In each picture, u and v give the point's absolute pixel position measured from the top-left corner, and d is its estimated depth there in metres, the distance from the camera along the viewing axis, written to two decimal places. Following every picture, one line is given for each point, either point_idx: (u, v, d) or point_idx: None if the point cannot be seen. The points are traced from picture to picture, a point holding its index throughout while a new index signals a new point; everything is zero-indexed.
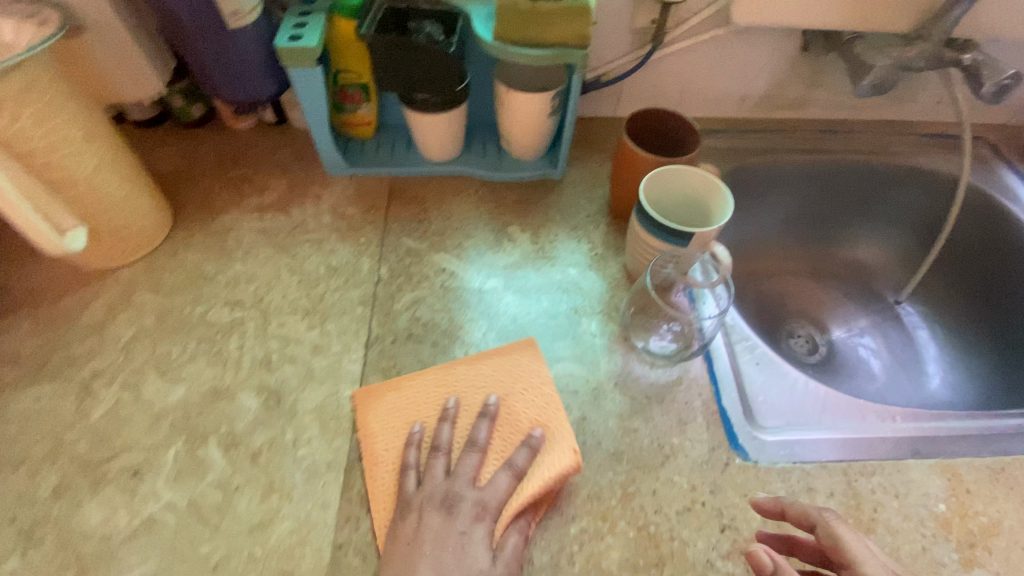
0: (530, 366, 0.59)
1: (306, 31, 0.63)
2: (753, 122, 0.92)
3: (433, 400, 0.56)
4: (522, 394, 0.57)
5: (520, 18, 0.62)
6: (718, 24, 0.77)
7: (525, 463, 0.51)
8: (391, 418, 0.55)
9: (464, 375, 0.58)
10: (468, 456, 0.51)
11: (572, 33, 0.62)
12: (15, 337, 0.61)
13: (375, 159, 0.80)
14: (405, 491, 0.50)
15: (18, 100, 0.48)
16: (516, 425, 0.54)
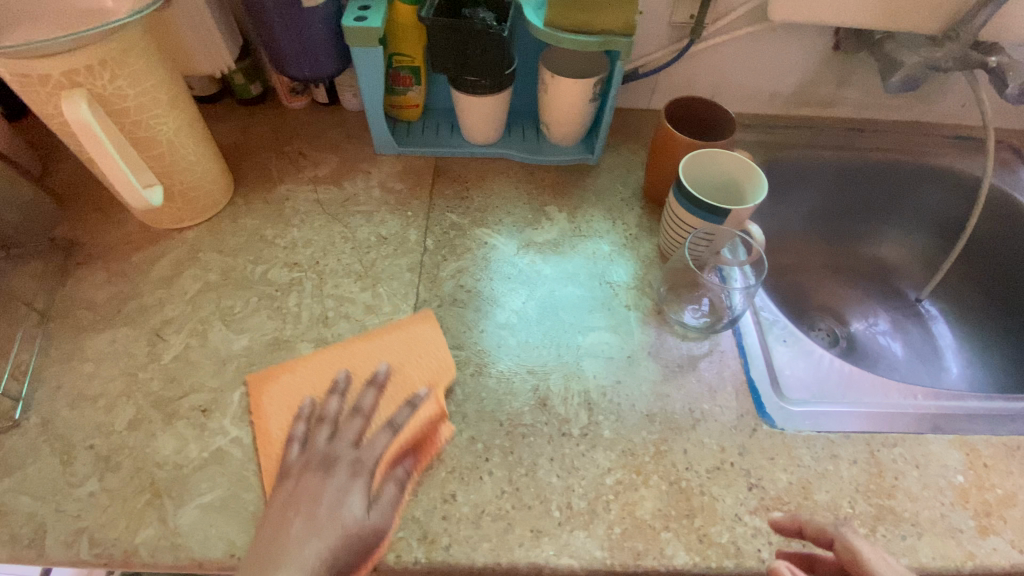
0: (412, 327, 0.63)
1: (370, 13, 0.68)
2: (782, 119, 0.96)
3: (325, 373, 0.59)
4: (417, 361, 0.60)
5: (573, 6, 0.66)
6: (754, 22, 0.81)
7: (406, 419, 0.55)
8: (281, 399, 0.57)
9: (359, 347, 0.61)
10: (353, 422, 0.54)
11: (618, 21, 0.66)
12: (91, 287, 0.66)
13: (422, 141, 0.85)
14: (287, 459, 0.52)
15: (121, 62, 0.53)
16: (403, 387, 0.58)
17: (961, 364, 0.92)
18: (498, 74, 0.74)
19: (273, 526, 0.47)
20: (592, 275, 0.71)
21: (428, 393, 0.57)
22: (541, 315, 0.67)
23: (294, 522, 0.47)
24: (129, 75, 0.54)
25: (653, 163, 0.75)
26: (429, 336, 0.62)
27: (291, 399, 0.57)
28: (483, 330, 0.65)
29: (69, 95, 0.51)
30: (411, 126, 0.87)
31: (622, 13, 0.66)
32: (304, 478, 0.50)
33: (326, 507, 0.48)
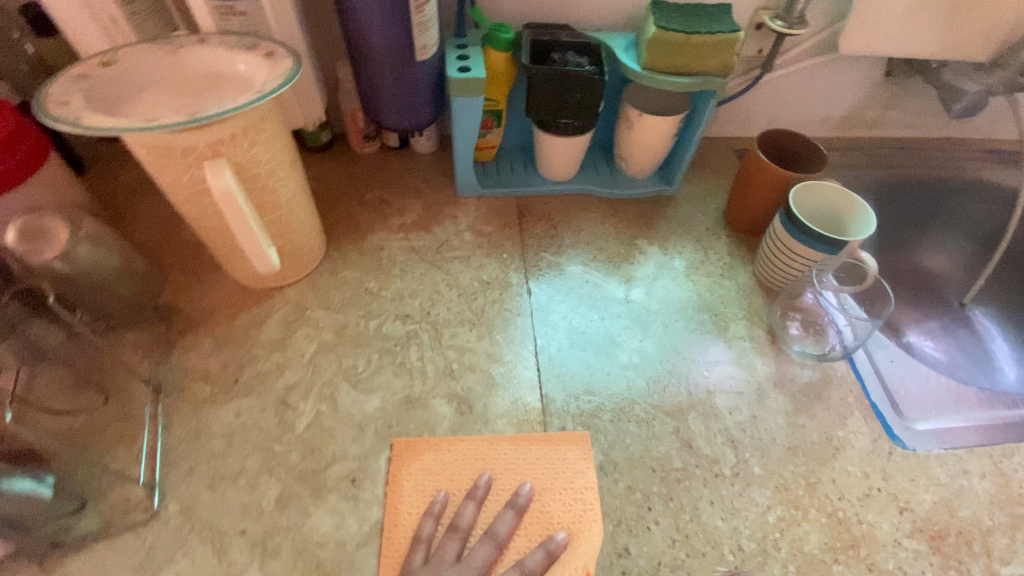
0: (564, 439, 0.58)
1: (471, 64, 0.68)
2: (833, 141, 1.00)
3: (467, 473, 0.55)
4: (561, 495, 0.54)
5: (674, 50, 0.67)
6: (818, 53, 0.85)
7: (537, 567, 0.49)
8: (423, 479, 0.55)
9: (507, 454, 0.57)
10: (482, 546, 0.50)
11: (718, 63, 0.68)
12: (200, 355, 0.63)
13: (502, 180, 0.85)
14: (410, 565, 0.49)
15: (258, 129, 0.51)
16: (543, 521, 0.52)
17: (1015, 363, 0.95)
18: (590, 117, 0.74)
19: None
20: (700, 308, 0.72)
21: (565, 540, 0.51)
22: (662, 353, 0.67)
23: None
24: (265, 140, 0.53)
25: (743, 192, 0.77)
26: (581, 470, 0.56)
27: (431, 476, 0.55)
28: (610, 372, 0.65)
29: (213, 163, 0.49)
30: (487, 165, 0.87)
31: (723, 56, 0.67)
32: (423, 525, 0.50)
33: None
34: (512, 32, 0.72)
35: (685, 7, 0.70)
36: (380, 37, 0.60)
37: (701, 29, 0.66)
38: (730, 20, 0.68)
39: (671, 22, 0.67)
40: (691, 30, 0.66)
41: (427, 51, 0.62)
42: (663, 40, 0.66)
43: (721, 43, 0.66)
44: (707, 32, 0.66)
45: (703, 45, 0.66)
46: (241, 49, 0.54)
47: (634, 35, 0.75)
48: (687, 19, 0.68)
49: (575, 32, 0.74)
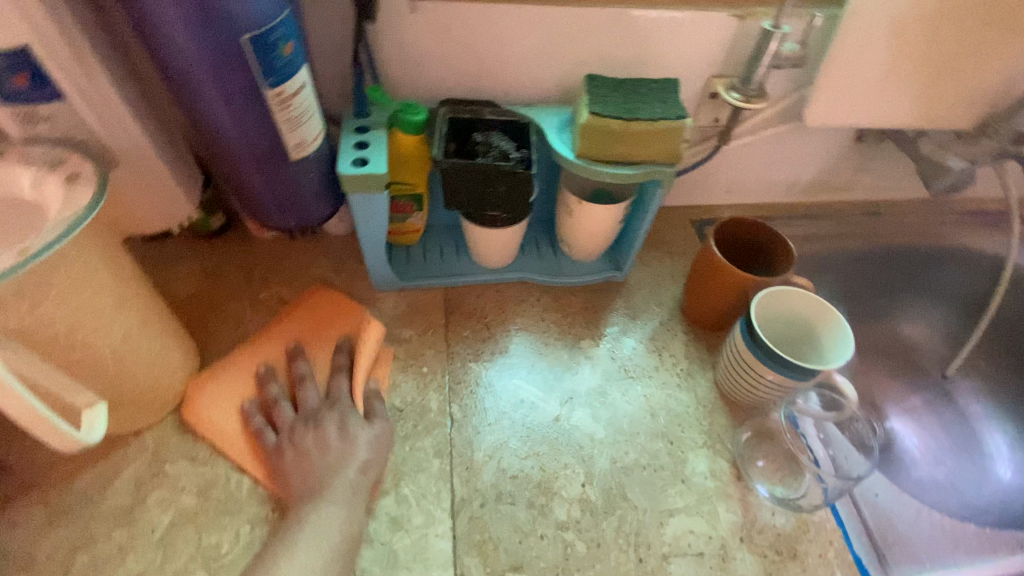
0: (339, 312, 0.67)
1: (371, 154, 0.56)
2: (801, 207, 0.90)
3: (258, 360, 0.62)
4: (334, 320, 0.66)
5: (609, 138, 0.56)
6: (782, 120, 0.75)
7: (348, 358, 0.62)
8: (223, 398, 0.58)
9: (284, 324, 0.65)
10: (309, 395, 0.57)
11: (661, 151, 0.57)
12: (25, 534, 0.51)
13: (427, 269, 0.73)
14: (268, 442, 0.55)
15: (49, 283, 0.39)
16: (328, 344, 0.64)
17: (1008, 446, 0.86)
18: (520, 208, 0.63)
19: (291, 470, 0.52)
20: (653, 432, 0.61)
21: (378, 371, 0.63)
22: (606, 503, 0.56)
23: (309, 464, 0.52)
24: (59, 293, 0.40)
25: (700, 290, 0.66)
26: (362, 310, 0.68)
27: (281, 348, 0.63)
28: (543, 536, 0.53)
29: None
30: (411, 252, 0.74)
31: (668, 145, 0.57)
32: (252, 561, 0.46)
33: (329, 449, 0.53)
34: (424, 112, 0.60)
35: (623, 85, 0.60)
36: (235, 135, 0.47)
37: (642, 114, 0.56)
38: (676, 103, 0.58)
39: (607, 105, 0.56)
40: (629, 115, 0.55)
41: (303, 148, 0.50)
42: (598, 127, 0.55)
43: (664, 130, 0.55)
44: (649, 118, 0.55)
45: (644, 132, 0.55)
46: (36, 164, 0.42)
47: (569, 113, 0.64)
48: (625, 100, 0.57)
49: (499, 108, 0.62)
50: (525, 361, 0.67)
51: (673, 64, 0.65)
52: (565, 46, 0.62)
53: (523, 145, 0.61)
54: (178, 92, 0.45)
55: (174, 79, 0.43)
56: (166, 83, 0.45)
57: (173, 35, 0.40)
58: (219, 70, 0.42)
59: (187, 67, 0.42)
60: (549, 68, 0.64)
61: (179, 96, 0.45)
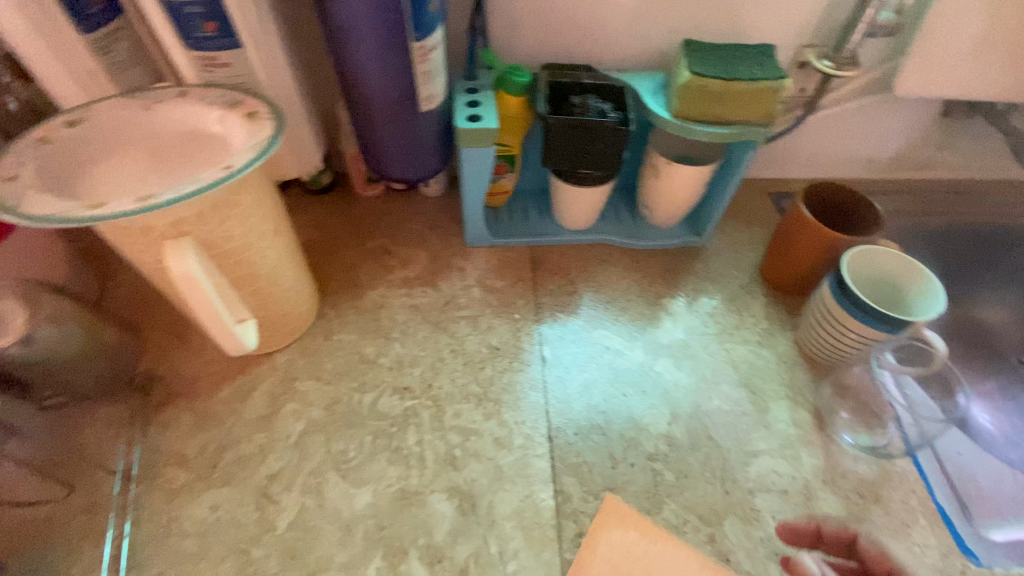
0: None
1: (483, 111, 0.61)
2: (879, 183, 0.91)
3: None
4: None
5: (709, 98, 0.59)
6: (868, 93, 0.77)
7: None
8: (619, 555, 0.52)
9: (681, 563, 0.52)
10: None
11: (757, 112, 0.60)
12: (176, 436, 0.57)
13: (514, 228, 0.78)
14: None
15: (231, 202, 0.45)
16: None
17: None
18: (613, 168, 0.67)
19: None
20: (735, 383, 0.64)
21: None
22: (692, 440, 0.59)
23: None
24: (239, 214, 0.47)
25: (783, 253, 0.69)
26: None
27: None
28: (633, 464, 0.57)
29: (177, 246, 0.43)
30: (498, 212, 0.79)
31: (764, 106, 0.60)
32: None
33: None
34: (528, 75, 0.65)
35: (721, 49, 0.63)
36: (380, 85, 0.53)
37: (741, 75, 0.59)
38: (773, 66, 0.61)
39: (708, 67, 0.60)
40: (730, 76, 0.58)
41: (432, 101, 0.56)
42: (697, 87, 0.59)
43: (761, 92, 0.59)
44: (749, 79, 0.58)
45: (742, 93, 0.59)
46: (218, 103, 0.48)
47: (663, 78, 0.67)
48: (724, 63, 0.61)
49: (598, 74, 0.67)
50: (608, 314, 0.71)
51: (765, 33, 0.68)
52: (664, 15, 0.66)
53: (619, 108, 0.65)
54: (336, 45, 0.51)
55: (336, 31, 0.50)
56: (327, 37, 0.51)
57: None
58: (379, 22, 0.48)
59: (352, 21, 0.48)
60: (646, 37, 0.68)
61: (337, 48, 0.51)
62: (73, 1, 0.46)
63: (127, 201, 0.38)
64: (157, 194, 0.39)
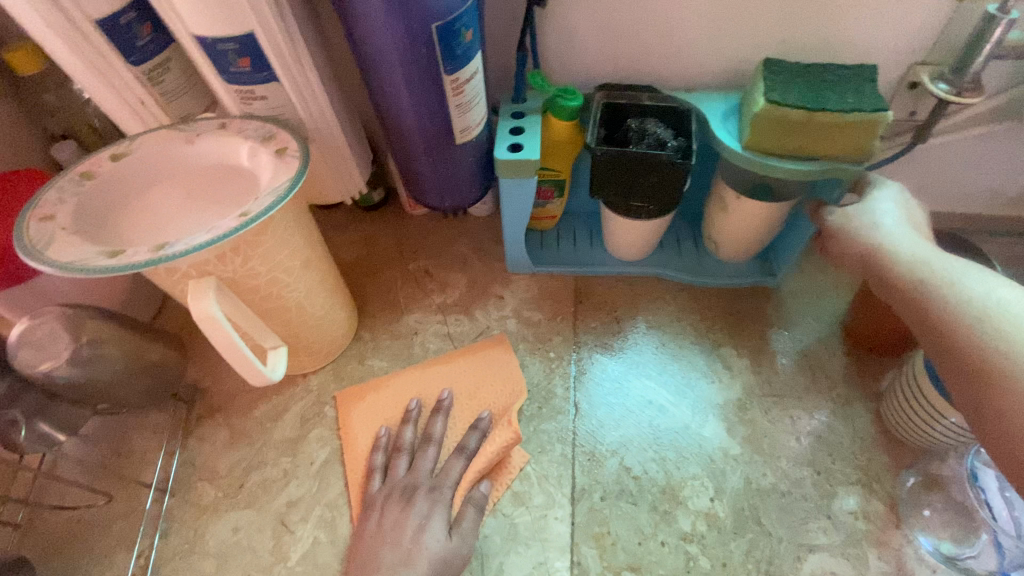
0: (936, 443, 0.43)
1: (525, 139, 0.57)
2: (1010, 221, 0.75)
3: (394, 408, 0.61)
4: (492, 386, 0.62)
5: (789, 130, 0.51)
6: (1003, 118, 0.63)
7: (476, 444, 0.56)
8: (368, 418, 0.60)
9: (449, 370, 0.63)
10: (456, 460, 0.54)
11: (846, 146, 0.51)
12: (211, 450, 0.59)
13: (559, 256, 0.72)
14: (371, 490, 0.54)
15: (254, 244, 0.45)
16: (469, 411, 0.60)
17: None
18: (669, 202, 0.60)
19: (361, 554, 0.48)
20: (796, 458, 0.56)
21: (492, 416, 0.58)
22: (737, 523, 0.52)
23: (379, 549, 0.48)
24: (262, 253, 0.46)
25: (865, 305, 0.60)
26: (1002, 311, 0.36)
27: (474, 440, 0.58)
28: (663, 542, 0.52)
29: (200, 287, 0.43)
30: (544, 236, 0.74)
31: (860, 140, 0.50)
32: (387, 510, 0.50)
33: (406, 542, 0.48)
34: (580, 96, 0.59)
35: (809, 70, 0.54)
36: (411, 118, 0.51)
37: (831, 102, 0.50)
38: (873, 92, 0.51)
39: (788, 92, 0.51)
40: (815, 104, 0.50)
41: (468, 133, 0.53)
42: (775, 117, 0.50)
43: (854, 123, 0.49)
44: (840, 108, 0.49)
45: (830, 124, 0.49)
46: (251, 137, 0.48)
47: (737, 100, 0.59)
48: (811, 87, 0.52)
49: (659, 95, 0.60)
50: (656, 358, 0.64)
51: (867, 48, 0.57)
52: (740, 30, 0.57)
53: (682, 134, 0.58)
54: (368, 78, 0.49)
55: (367, 66, 0.47)
56: (360, 70, 0.49)
57: (372, 24, 0.43)
58: (407, 58, 0.45)
59: (381, 58, 0.45)
60: (719, 53, 0.59)
61: (369, 82, 0.49)
62: (122, 38, 0.47)
63: (143, 251, 0.39)
64: (169, 245, 0.39)
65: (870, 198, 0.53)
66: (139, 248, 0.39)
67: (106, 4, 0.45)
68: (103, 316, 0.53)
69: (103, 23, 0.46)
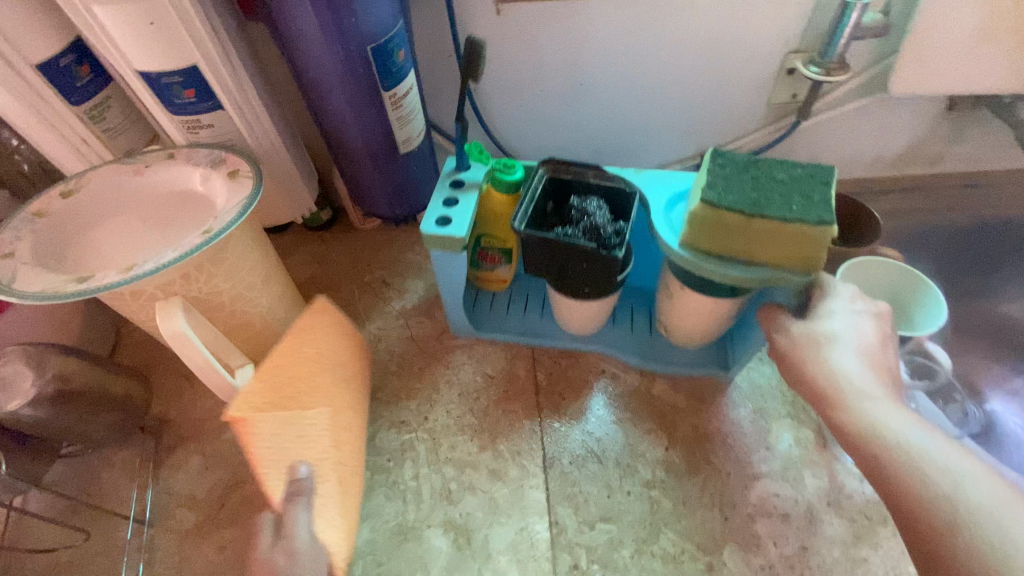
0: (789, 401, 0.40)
1: (458, 212, 0.55)
2: (886, 182, 0.87)
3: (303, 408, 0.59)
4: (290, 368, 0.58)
5: (726, 233, 0.45)
6: (865, 93, 0.74)
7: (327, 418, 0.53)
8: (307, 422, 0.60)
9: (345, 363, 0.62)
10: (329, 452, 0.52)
11: (797, 257, 0.44)
12: (186, 477, 0.59)
13: (505, 323, 0.69)
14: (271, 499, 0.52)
15: (216, 261, 0.47)
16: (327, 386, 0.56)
17: None
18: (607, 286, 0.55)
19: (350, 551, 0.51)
20: (737, 402, 0.63)
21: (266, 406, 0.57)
22: (691, 465, 0.59)
23: None
24: (225, 270, 0.48)
25: None
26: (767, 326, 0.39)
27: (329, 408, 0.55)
28: (629, 492, 0.57)
29: (167, 307, 0.45)
30: (495, 299, 0.72)
31: (810, 249, 0.43)
32: None
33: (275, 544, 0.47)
34: (520, 172, 0.57)
35: (757, 165, 0.46)
36: (356, 133, 0.55)
37: (772, 206, 0.43)
38: (824, 199, 0.43)
39: (729, 191, 0.44)
40: (754, 207, 0.43)
41: (410, 143, 0.57)
42: (714, 220, 0.44)
43: (802, 234, 0.42)
44: (780, 219, 0.42)
45: (775, 234, 0.43)
46: (203, 163, 0.50)
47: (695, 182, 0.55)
48: (756, 187, 0.45)
49: (606, 174, 0.56)
50: None
51: (746, 42, 0.67)
52: (639, 33, 0.66)
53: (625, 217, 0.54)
54: (312, 100, 0.53)
55: (309, 88, 0.51)
56: (303, 93, 0.53)
57: (312, 47, 0.47)
58: (348, 77, 0.49)
59: (323, 79, 0.50)
60: (623, 55, 0.68)
61: (313, 103, 0.53)
62: (62, 79, 0.49)
63: (113, 273, 0.41)
64: (138, 265, 0.41)
65: (819, 320, 0.44)
66: (107, 272, 0.41)
67: (45, 47, 0.47)
68: (59, 352, 0.54)
69: (42, 67, 0.47)
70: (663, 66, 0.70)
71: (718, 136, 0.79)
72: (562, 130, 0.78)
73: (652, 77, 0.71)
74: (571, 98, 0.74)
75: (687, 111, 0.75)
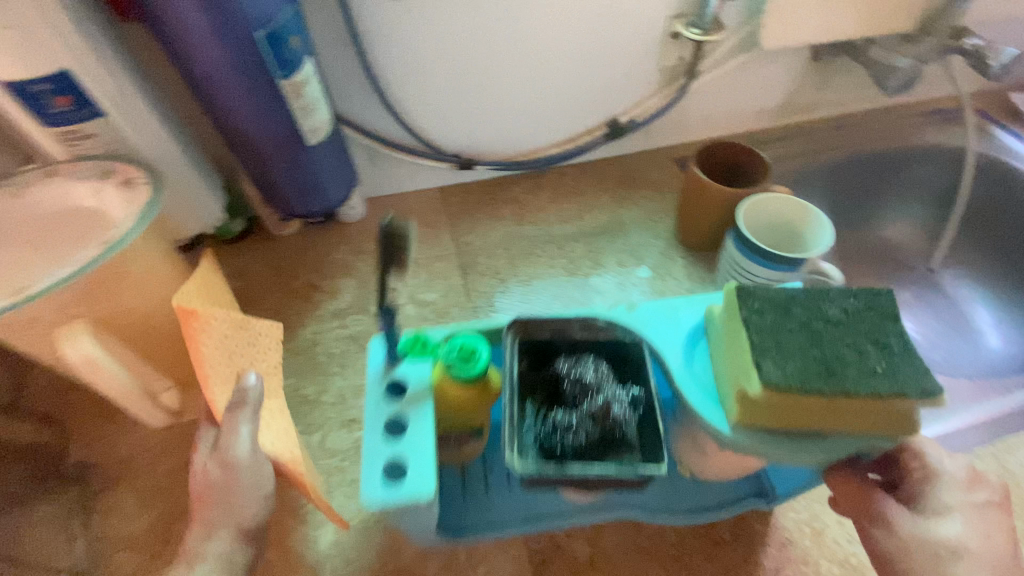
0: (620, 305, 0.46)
1: (409, 441, 0.47)
2: (772, 131, 0.96)
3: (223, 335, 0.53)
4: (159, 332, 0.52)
5: (793, 411, 0.40)
6: (742, 51, 0.81)
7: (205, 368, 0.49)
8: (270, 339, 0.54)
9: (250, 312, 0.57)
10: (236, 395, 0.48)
11: (876, 423, 0.40)
12: (120, 519, 0.55)
13: (488, 513, 0.55)
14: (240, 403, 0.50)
15: (119, 276, 0.44)
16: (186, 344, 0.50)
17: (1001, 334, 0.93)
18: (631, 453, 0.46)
19: None
20: None
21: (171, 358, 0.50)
22: None
23: None
24: (131, 285, 0.45)
25: (695, 210, 0.72)
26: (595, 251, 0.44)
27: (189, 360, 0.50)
28: None
29: (68, 332, 0.42)
30: (467, 476, 0.56)
31: (898, 423, 0.40)
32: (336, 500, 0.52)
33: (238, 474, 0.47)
34: (484, 357, 0.50)
35: (792, 301, 0.44)
36: (258, 127, 0.53)
37: (850, 369, 0.40)
38: (901, 346, 0.41)
39: (788, 357, 0.40)
40: (829, 376, 0.39)
41: (318, 132, 0.56)
42: (784, 392, 0.39)
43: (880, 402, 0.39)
44: (868, 393, 0.38)
45: (856, 408, 0.39)
46: (91, 174, 0.46)
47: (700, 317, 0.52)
48: (815, 345, 0.41)
49: (594, 325, 0.50)
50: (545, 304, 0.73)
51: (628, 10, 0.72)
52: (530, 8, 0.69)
53: (635, 378, 0.49)
54: (204, 97, 0.51)
55: (199, 84, 0.49)
56: (193, 91, 0.51)
57: (193, 35, 0.45)
58: (238, 67, 0.48)
59: (213, 73, 0.48)
60: (518, 30, 0.71)
61: (206, 101, 0.51)
62: None
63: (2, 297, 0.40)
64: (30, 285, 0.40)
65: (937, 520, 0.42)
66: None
67: None
68: None
69: None
70: (557, 40, 0.73)
71: (620, 104, 0.83)
72: (472, 112, 0.79)
73: (548, 51, 0.74)
74: (475, 78, 0.75)
75: (587, 81, 0.79)
